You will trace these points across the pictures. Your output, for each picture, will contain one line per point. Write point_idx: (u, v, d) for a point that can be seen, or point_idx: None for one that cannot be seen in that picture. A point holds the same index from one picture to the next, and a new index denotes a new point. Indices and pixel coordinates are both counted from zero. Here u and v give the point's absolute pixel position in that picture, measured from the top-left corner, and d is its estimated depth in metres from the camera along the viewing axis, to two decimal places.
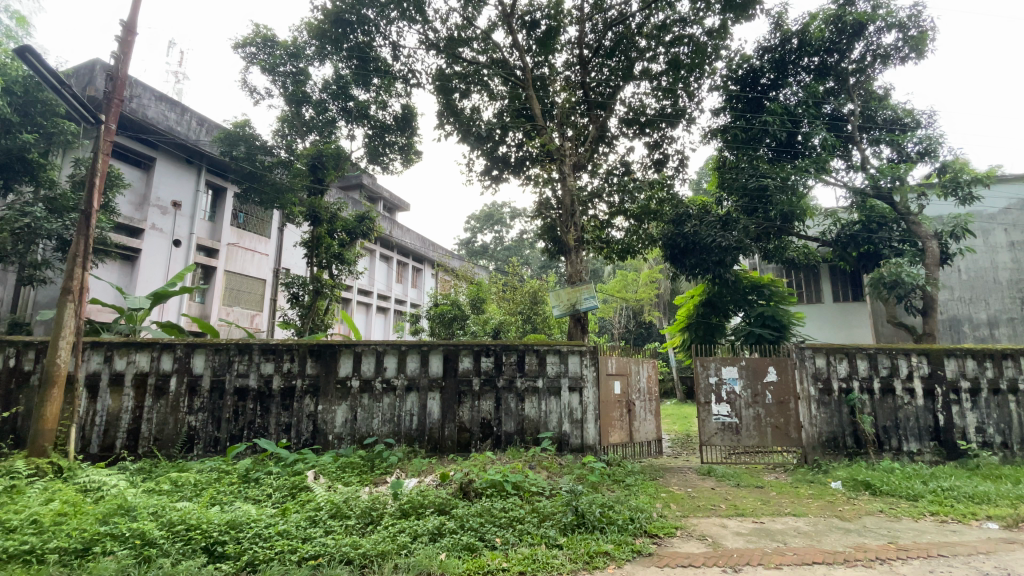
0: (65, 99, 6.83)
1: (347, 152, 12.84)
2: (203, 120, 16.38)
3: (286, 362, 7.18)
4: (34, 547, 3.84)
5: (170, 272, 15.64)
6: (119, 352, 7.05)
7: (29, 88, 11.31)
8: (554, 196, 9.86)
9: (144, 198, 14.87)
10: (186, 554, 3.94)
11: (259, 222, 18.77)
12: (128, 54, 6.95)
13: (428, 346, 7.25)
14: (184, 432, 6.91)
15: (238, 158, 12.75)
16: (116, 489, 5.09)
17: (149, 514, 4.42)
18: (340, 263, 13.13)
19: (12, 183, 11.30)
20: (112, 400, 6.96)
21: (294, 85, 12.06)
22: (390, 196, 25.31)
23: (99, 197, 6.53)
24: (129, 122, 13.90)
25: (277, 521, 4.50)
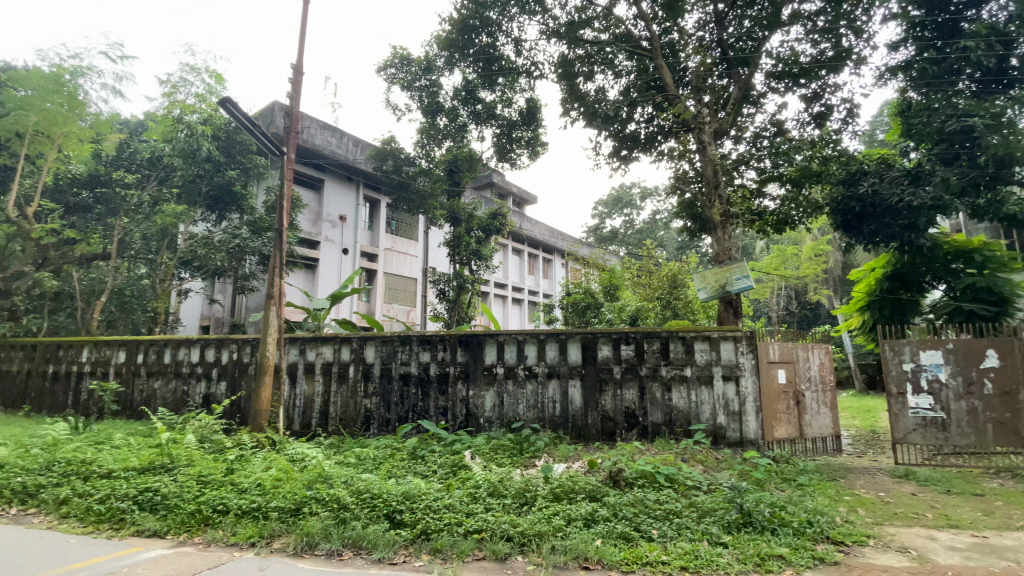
0: (256, 136, 8.26)
1: (479, 154, 13.45)
2: (358, 141, 18.45)
3: (440, 352, 7.80)
4: (261, 505, 4.74)
5: (342, 277, 18.09)
6: (310, 345, 8.34)
7: (229, 133, 13.85)
8: (692, 169, 9.15)
9: (319, 215, 17.39)
10: (372, 519, 4.52)
11: (407, 227, 20.75)
12: (298, 91, 8.12)
13: (566, 335, 7.27)
14: (362, 413, 7.92)
15: (387, 171, 14.12)
16: (315, 460, 6.03)
17: (341, 482, 5.16)
18: (478, 259, 13.84)
19: (225, 212, 14.18)
20: (307, 386, 8.27)
21: (429, 97, 12.92)
22: (519, 191, 26.13)
23: (287, 215, 7.78)
24: (302, 151, 16.36)
25: (443, 496, 4.90)
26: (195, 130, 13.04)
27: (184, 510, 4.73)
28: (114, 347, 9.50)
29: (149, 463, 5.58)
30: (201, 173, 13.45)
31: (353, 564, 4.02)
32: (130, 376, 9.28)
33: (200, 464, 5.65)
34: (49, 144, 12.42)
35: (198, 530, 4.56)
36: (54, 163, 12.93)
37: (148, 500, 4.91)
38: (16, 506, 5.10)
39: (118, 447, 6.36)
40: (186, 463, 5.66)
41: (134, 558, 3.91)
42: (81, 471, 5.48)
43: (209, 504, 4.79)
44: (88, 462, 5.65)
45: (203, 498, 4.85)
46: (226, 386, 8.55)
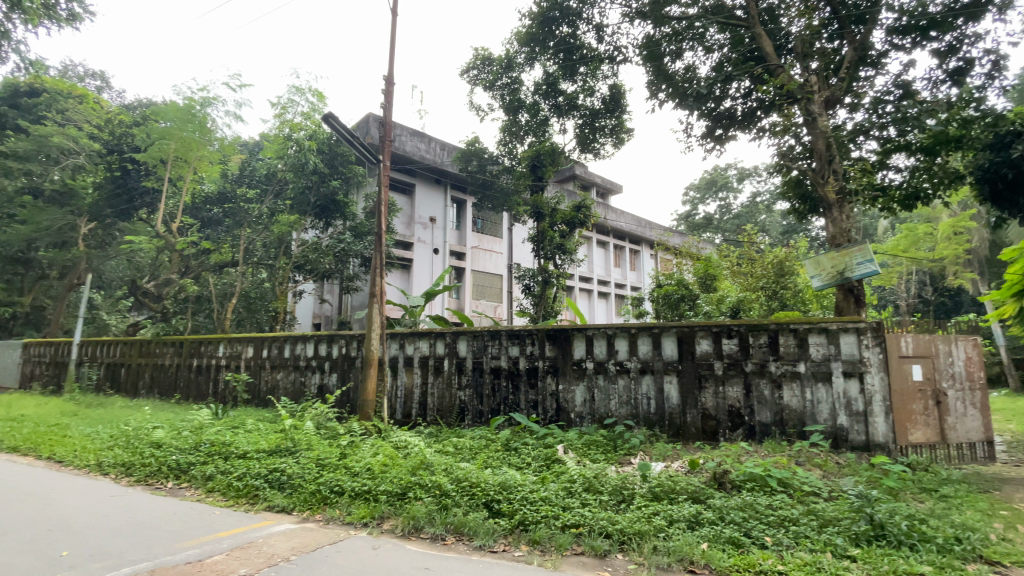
0: (356, 147, 8.88)
1: (561, 147, 13.34)
2: (444, 144, 19.14)
3: (529, 346, 7.87)
4: (372, 488, 5.10)
5: (434, 276, 18.96)
6: (408, 340, 8.84)
7: (331, 146, 14.95)
8: (799, 144, 8.34)
9: (412, 217, 18.36)
10: (473, 507, 4.68)
11: (493, 225, 21.22)
12: (391, 101, 8.59)
13: (660, 329, 6.99)
14: (457, 405, 8.24)
15: (472, 172, 14.48)
16: (417, 448, 6.38)
17: (442, 470, 5.41)
18: (563, 253, 13.73)
19: (330, 219, 15.41)
20: (406, 378, 8.77)
21: (511, 94, 13.05)
22: (603, 181, 25.58)
23: (384, 219, 8.29)
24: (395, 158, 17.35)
25: (539, 488, 4.95)
26: (302, 145, 14.35)
27: (306, 490, 5.21)
28: (244, 343, 10.76)
29: (276, 447, 6.25)
30: (309, 185, 14.74)
31: (456, 548, 4.17)
32: (257, 369, 10.46)
33: (317, 448, 6.22)
34: (187, 167, 14.35)
35: (318, 508, 4.99)
36: (191, 183, 14.92)
37: (276, 479, 5.48)
38: (172, 478, 5.87)
39: (250, 431, 7.18)
40: (305, 447, 6.25)
41: (267, 530, 4.35)
42: (222, 451, 6.25)
43: (326, 485, 5.24)
44: (226, 444, 6.43)
45: (322, 479, 5.33)
46: (336, 377, 9.33)
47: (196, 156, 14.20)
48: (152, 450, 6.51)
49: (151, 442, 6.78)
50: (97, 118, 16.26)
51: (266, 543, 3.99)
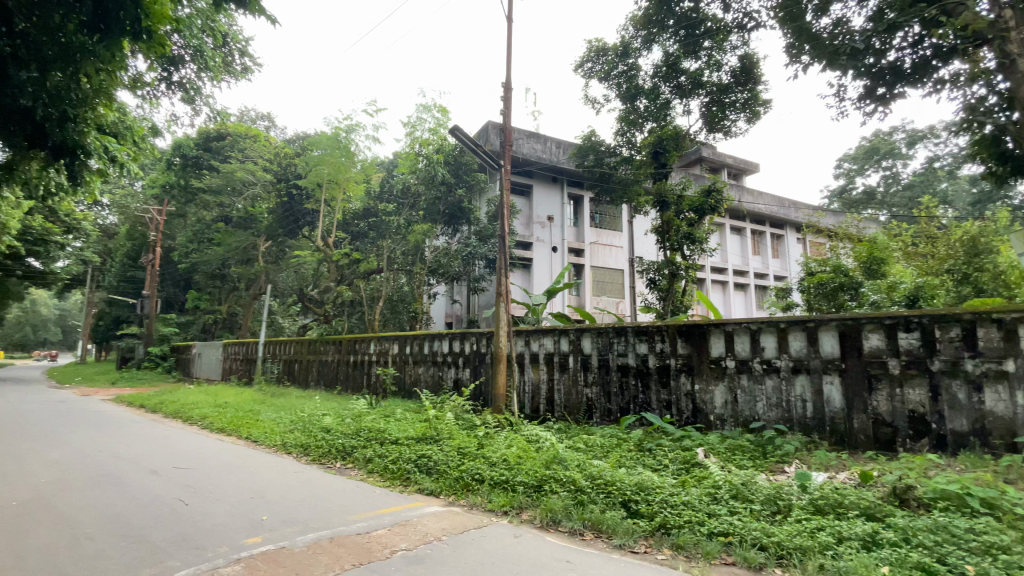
0: (478, 154, 9.26)
1: (685, 130, 12.56)
2: (559, 142, 19.22)
3: (659, 343, 7.53)
4: (509, 479, 5.31)
5: (553, 274, 19.17)
6: (533, 337, 9.02)
7: (456, 156, 15.93)
8: (992, 93, 6.81)
9: (530, 218, 18.82)
10: (610, 505, 4.62)
11: (612, 219, 20.76)
12: (508, 106, 8.85)
13: (814, 323, 6.21)
14: (585, 402, 8.19)
15: (589, 167, 14.28)
16: (548, 442, 6.48)
17: (575, 465, 5.44)
18: (692, 243, 12.88)
19: (457, 225, 16.41)
20: (533, 374, 8.96)
21: (627, 82, 12.59)
22: (735, 161, 23.54)
23: (508, 221, 8.57)
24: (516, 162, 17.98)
25: (679, 491, 4.71)
26: (431, 158, 15.46)
27: (450, 476, 5.59)
28: (389, 340, 11.95)
29: (422, 435, 6.83)
30: (439, 195, 15.84)
31: (595, 544, 4.14)
32: (401, 363, 11.54)
33: (457, 438, 6.65)
34: (338, 188, 16.38)
35: (462, 494, 5.31)
36: (341, 202, 16.99)
37: (424, 464, 5.98)
38: (339, 459, 6.72)
39: (399, 420, 7.94)
40: (447, 436, 6.73)
41: (420, 511, 4.77)
42: (377, 437, 6.99)
43: (468, 473, 5.57)
44: (381, 431, 7.18)
45: (463, 467, 5.68)
46: (469, 372, 9.90)
47: (344, 178, 16.15)
48: (323, 434, 7.53)
49: (321, 427, 7.86)
50: (269, 153, 19.31)
51: (420, 522, 4.38)
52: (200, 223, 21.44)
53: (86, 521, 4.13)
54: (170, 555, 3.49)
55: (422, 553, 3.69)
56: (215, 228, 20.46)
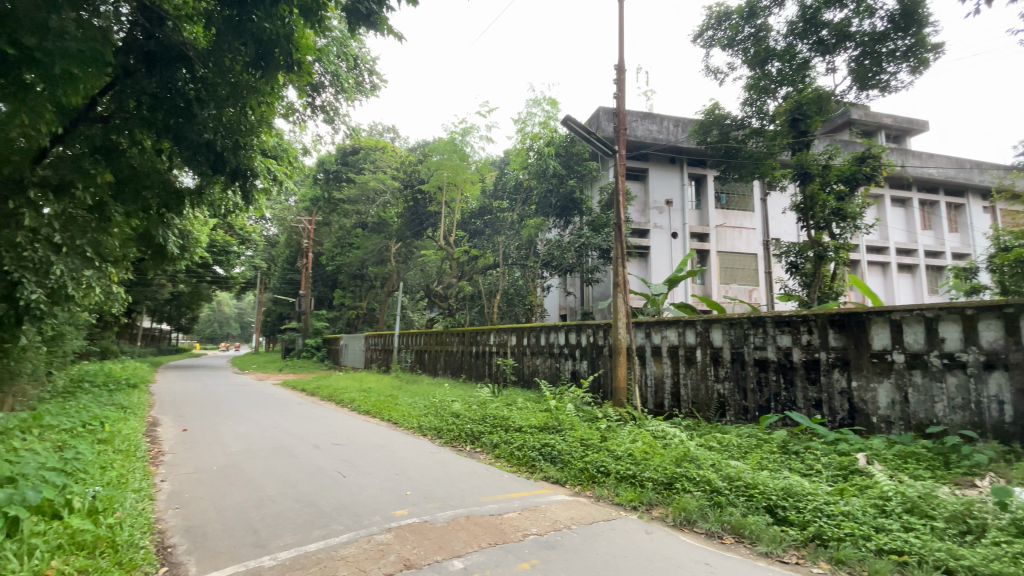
0: (591, 142, 8.95)
1: (830, 90, 11.00)
2: (677, 120, 18.10)
3: (804, 334, 6.72)
4: (636, 474, 5.13)
5: (674, 262, 18.25)
6: (655, 329, 8.60)
7: (569, 147, 15.84)
8: None
9: (647, 204, 18.13)
10: (751, 510, 4.25)
11: (741, 198, 18.99)
12: (622, 89, 8.51)
13: (1016, 308, 5.06)
14: (716, 399, 7.60)
15: (713, 143, 13.28)
16: (677, 439, 6.16)
17: (710, 465, 5.08)
18: (841, 219, 11.31)
19: (570, 216, 16.30)
20: (657, 367, 8.52)
21: (756, 45, 11.38)
22: (895, 121, 20.10)
23: (624, 208, 8.27)
24: (631, 146, 17.46)
25: (837, 501, 4.15)
26: (542, 152, 15.52)
27: (575, 467, 5.58)
28: (508, 332, 12.31)
29: (545, 424, 6.92)
30: (551, 187, 15.82)
31: (735, 549, 3.83)
32: (520, 354, 11.82)
33: (580, 429, 6.62)
34: (456, 189, 17.29)
35: (588, 485, 5.27)
36: (460, 203, 17.86)
37: (548, 453, 6.05)
38: (469, 443, 7.08)
39: (521, 408, 8.15)
40: (569, 427, 6.73)
41: (548, 498, 4.85)
42: (502, 424, 7.24)
43: (593, 464, 5.51)
44: (505, 419, 7.42)
45: (588, 459, 5.63)
46: (587, 364, 9.79)
47: (462, 179, 16.94)
48: (453, 418, 8.02)
49: (450, 413, 8.37)
50: (395, 162, 21.09)
51: (549, 509, 4.45)
52: (342, 230, 24.12)
53: (268, 486, 4.89)
54: (333, 520, 3.98)
55: (553, 540, 3.73)
56: (354, 233, 22.87)
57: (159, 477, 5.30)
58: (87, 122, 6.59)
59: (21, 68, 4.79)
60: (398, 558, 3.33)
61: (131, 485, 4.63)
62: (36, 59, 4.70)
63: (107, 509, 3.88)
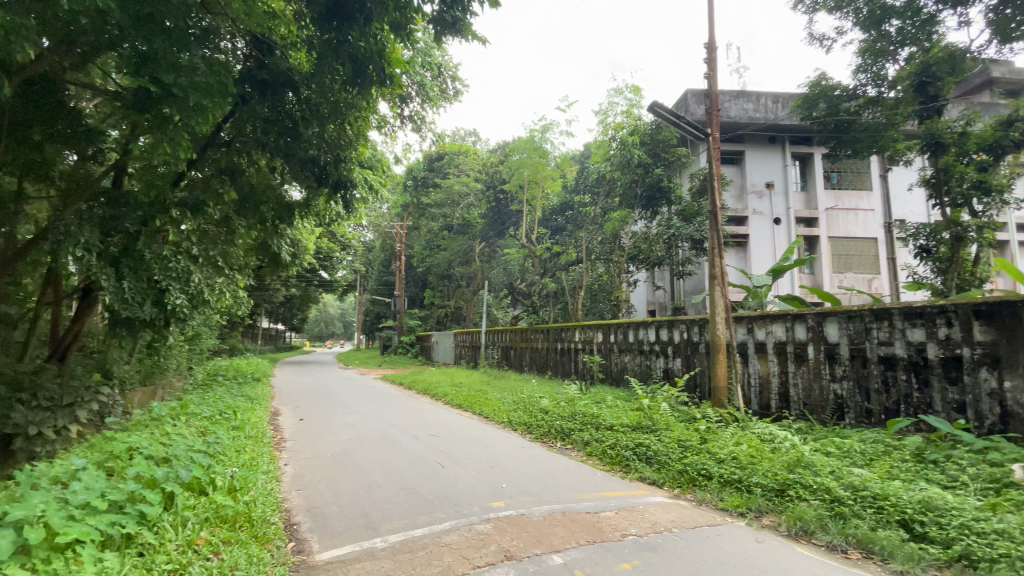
0: (681, 127, 8.50)
1: (965, 46, 9.51)
2: (776, 96, 16.70)
3: (941, 328, 5.89)
4: (742, 478, 4.81)
5: (777, 250, 16.91)
6: (758, 324, 7.98)
7: (654, 135, 15.17)
8: None
9: (744, 188, 17.00)
10: (881, 523, 3.80)
11: (856, 175, 17.10)
12: (714, 68, 7.99)
13: None
14: (832, 400, 6.90)
15: (820, 117, 12.10)
16: (787, 443, 5.67)
17: (829, 473, 4.63)
18: (984, 194, 9.76)
19: (658, 207, 15.62)
20: (760, 365, 7.90)
21: (869, 5, 10.11)
22: None
23: (719, 194, 7.77)
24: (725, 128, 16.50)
25: (990, 518, 3.59)
26: (625, 141, 14.94)
27: (673, 468, 5.35)
28: (594, 329, 12.12)
29: (638, 423, 6.71)
30: (636, 178, 15.13)
31: (863, 565, 3.44)
32: (607, 351, 11.58)
33: (677, 429, 6.34)
34: (538, 186, 17.32)
35: (688, 488, 5.03)
36: (542, 200, 17.88)
37: (643, 452, 5.86)
38: (559, 439, 7.08)
39: (611, 406, 7.98)
40: (665, 427, 6.47)
41: (645, 499, 4.69)
42: (593, 421, 7.14)
43: (693, 466, 5.26)
44: (595, 416, 7.32)
45: (687, 460, 5.38)
46: (681, 362, 9.36)
47: (543, 176, 16.94)
48: (542, 415, 8.05)
49: (539, 409, 8.41)
50: (478, 165, 21.64)
51: (647, 510, 4.31)
52: (429, 232, 25.23)
53: (375, 473, 5.26)
54: (436, 507, 4.18)
55: (654, 542, 3.61)
56: (441, 236, 23.82)
57: (283, 460, 5.92)
58: (214, 148, 7.39)
59: (163, 104, 5.47)
60: (499, 548, 3.40)
61: (262, 467, 5.22)
62: (173, 94, 5.40)
63: (242, 488, 4.38)
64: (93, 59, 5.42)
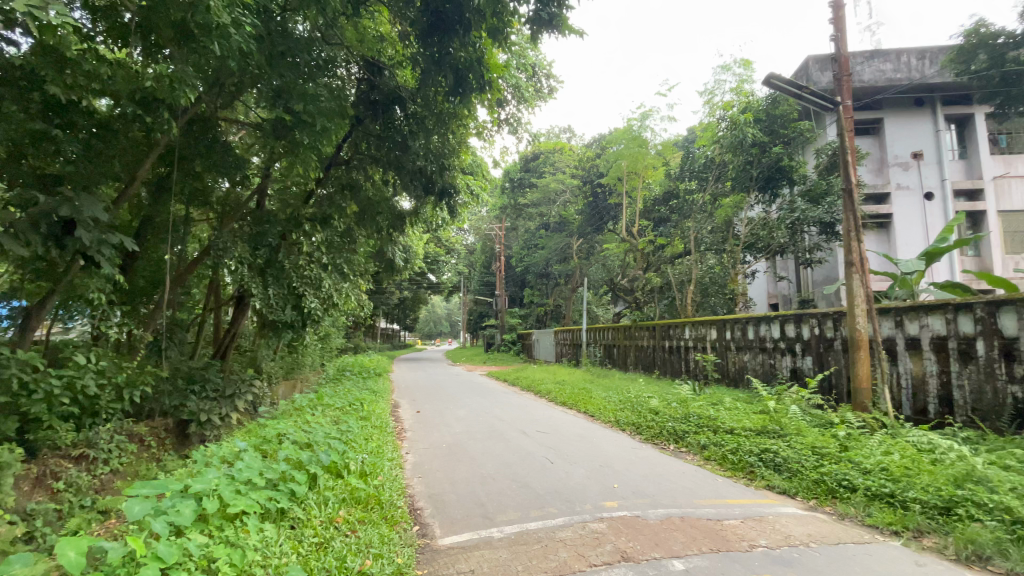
0: (805, 99, 7.61)
1: None
2: (922, 52, 14.38)
3: None
4: (895, 492, 4.22)
5: (930, 231, 14.60)
6: (909, 316, 6.93)
7: (769, 112, 13.79)
8: None
9: (884, 161, 14.94)
10: None
11: None
12: (842, 28, 7.07)
13: None
14: (1011, 405, 5.76)
15: (979, 69, 10.61)
16: (952, 454, 4.84)
17: (1012, 492, 3.87)
18: None
19: (777, 189, 14.20)
20: (913, 364, 6.85)
21: None
22: None
23: (854, 169, 6.87)
24: (857, 95, 14.66)
25: None
26: (737, 120, 13.46)
27: (808, 477, 4.84)
28: (707, 326, 11.40)
29: (762, 427, 6.18)
30: (750, 159, 13.72)
31: None
32: (722, 350, 10.82)
33: (810, 435, 5.72)
34: (638, 177, 16.77)
35: (826, 500, 4.51)
36: (643, 190, 17.26)
37: (770, 459, 5.38)
38: (672, 442, 6.76)
39: (731, 409, 7.43)
40: (795, 432, 5.87)
41: (775, 509, 4.30)
42: (710, 424, 6.71)
43: (831, 477, 4.70)
44: (713, 419, 6.87)
45: (824, 470, 4.83)
46: (812, 361, 8.44)
47: (643, 166, 16.51)
48: (652, 415, 7.76)
49: (650, 409, 8.12)
50: (574, 160, 21.43)
51: (779, 521, 3.95)
52: (527, 232, 25.56)
53: (488, 465, 5.46)
54: (548, 502, 4.22)
55: (788, 556, 3.29)
56: (538, 235, 24.04)
57: (405, 449, 6.40)
58: (337, 166, 8.16)
59: (297, 131, 6.17)
60: (615, 548, 3.33)
61: (387, 455, 5.68)
62: (304, 121, 6.06)
63: (372, 472, 4.81)
64: (239, 97, 6.29)
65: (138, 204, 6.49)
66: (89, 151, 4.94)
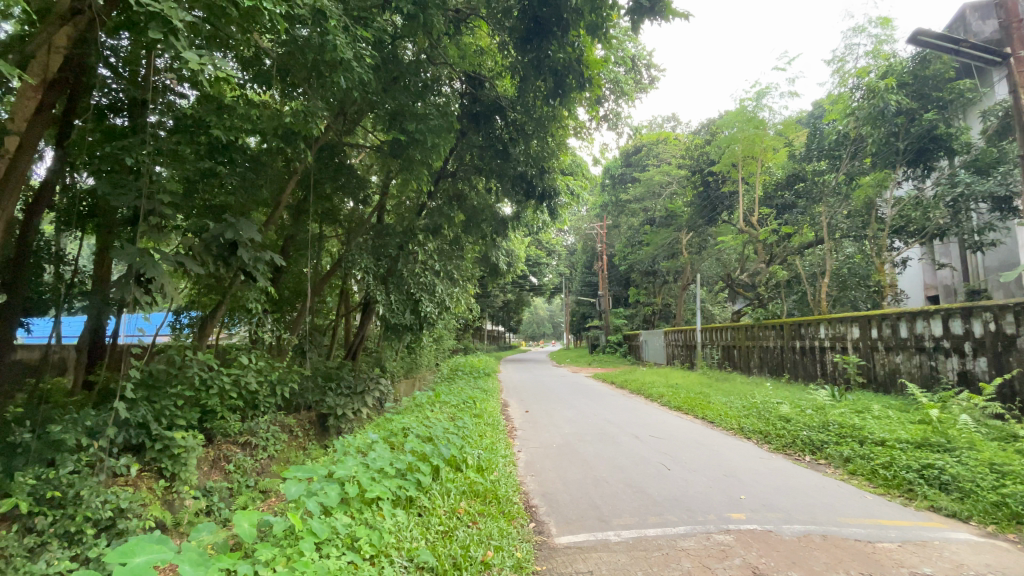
0: (963, 54, 6.47)
1: None
2: None
3: None
4: None
5: None
6: None
7: (917, 73, 11.82)
8: None
9: None
10: None
11: None
12: None
13: None
14: None
15: None
16: None
17: None
18: None
19: (932, 162, 12.18)
20: None
21: None
22: None
23: None
24: None
25: None
26: (875, 87, 11.74)
27: (983, 498, 4.09)
28: (847, 323, 10.11)
29: (922, 439, 5.32)
30: (895, 129, 11.89)
31: None
32: (868, 350, 9.51)
33: (987, 450, 4.83)
34: (755, 161, 15.40)
35: (1010, 526, 3.77)
36: (761, 176, 15.75)
37: (934, 476, 4.61)
38: (808, 452, 6.09)
39: (881, 417, 6.49)
40: (967, 446, 4.98)
41: (943, 534, 3.67)
42: (854, 435, 5.94)
43: (1017, 500, 3.92)
44: (857, 429, 6.07)
45: (1006, 490, 4.04)
46: (988, 362, 7.13)
47: (761, 149, 15.15)
48: (783, 423, 7.07)
49: (779, 416, 7.40)
50: (680, 150, 20.31)
51: (946, 547, 3.38)
52: (630, 228, 24.46)
53: (600, 467, 5.41)
54: (667, 510, 4.04)
55: None
56: (642, 231, 23.11)
57: (517, 447, 6.57)
58: (445, 178, 8.64)
59: (409, 149, 6.66)
60: (744, 563, 3.09)
61: (501, 451, 5.88)
62: (414, 139, 6.53)
63: (488, 467, 5.00)
64: (360, 123, 6.94)
65: (282, 225, 7.42)
66: (245, 182, 5.77)
